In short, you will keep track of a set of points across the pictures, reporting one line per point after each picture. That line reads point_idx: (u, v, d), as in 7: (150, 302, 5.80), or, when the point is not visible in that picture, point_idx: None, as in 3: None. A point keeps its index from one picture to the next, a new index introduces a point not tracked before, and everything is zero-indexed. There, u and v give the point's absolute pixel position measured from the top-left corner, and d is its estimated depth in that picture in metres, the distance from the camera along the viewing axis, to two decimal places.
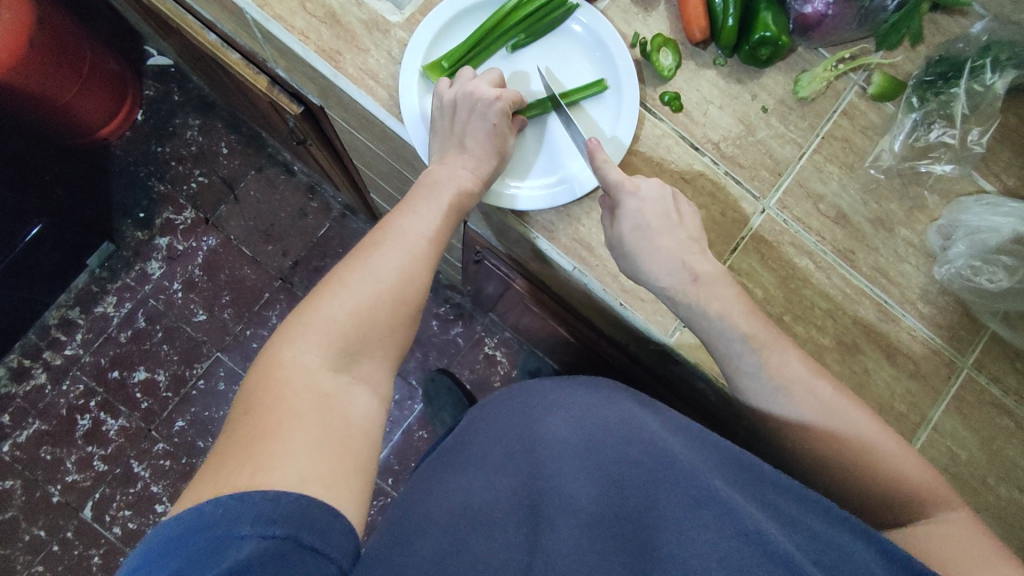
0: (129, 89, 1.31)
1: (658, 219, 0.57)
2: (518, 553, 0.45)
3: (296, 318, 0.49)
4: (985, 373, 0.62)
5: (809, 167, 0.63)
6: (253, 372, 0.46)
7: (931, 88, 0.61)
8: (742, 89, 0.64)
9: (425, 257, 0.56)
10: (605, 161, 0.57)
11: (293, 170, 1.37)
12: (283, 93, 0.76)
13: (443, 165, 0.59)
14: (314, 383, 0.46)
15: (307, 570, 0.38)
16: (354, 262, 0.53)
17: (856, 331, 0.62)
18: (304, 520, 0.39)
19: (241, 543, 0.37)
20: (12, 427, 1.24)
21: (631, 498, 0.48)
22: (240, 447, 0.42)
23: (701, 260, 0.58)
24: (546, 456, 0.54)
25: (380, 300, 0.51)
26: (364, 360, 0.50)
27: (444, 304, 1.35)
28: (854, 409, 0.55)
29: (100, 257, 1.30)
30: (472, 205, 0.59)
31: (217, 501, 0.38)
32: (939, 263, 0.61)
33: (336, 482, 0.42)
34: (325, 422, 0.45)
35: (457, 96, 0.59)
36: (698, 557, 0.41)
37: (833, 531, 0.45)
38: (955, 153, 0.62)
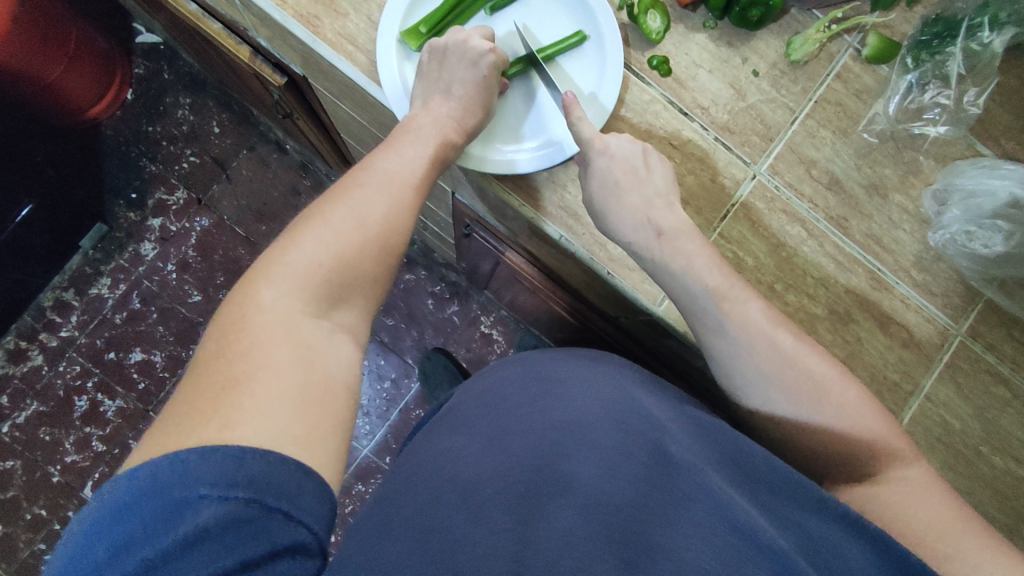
0: (117, 68, 1.29)
1: (625, 175, 0.56)
2: (507, 539, 0.43)
3: (274, 258, 0.48)
4: (980, 341, 0.61)
5: (801, 132, 0.62)
6: (226, 311, 0.46)
7: (926, 48, 0.59)
8: (733, 53, 0.62)
9: (409, 204, 0.54)
10: (580, 118, 0.57)
11: (286, 148, 1.35)
12: (266, 63, 0.75)
13: (427, 110, 0.58)
14: (292, 327, 0.46)
15: (271, 531, 0.38)
16: (337, 201, 0.52)
17: (849, 300, 0.61)
18: (268, 482, 0.39)
19: (201, 506, 0.37)
20: (10, 409, 1.25)
21: (628, 486, 0.46)
22: (209, 398, 0.41)
23: (667, 214, 0.57)
24: (545, 433, 0.51)
25: (365, 244, 0.51)
26: (345, 306, 0.49)
27: (439, 283, 1.34)
28: (815, 358, 0.54)
29: (93, 238, 1.29)
30: (454, 157, 0.58)
31: (175, 457, 0.38)
32: (934, 229, 0.60)
33: (310, 443, 0.42)
34: (304, 372, 0.44)
35: (445, 44, 0.58)
36: (692, 550, 0.42)
37: (830, 530, 0.46)
38: (950, 114, 0.60)
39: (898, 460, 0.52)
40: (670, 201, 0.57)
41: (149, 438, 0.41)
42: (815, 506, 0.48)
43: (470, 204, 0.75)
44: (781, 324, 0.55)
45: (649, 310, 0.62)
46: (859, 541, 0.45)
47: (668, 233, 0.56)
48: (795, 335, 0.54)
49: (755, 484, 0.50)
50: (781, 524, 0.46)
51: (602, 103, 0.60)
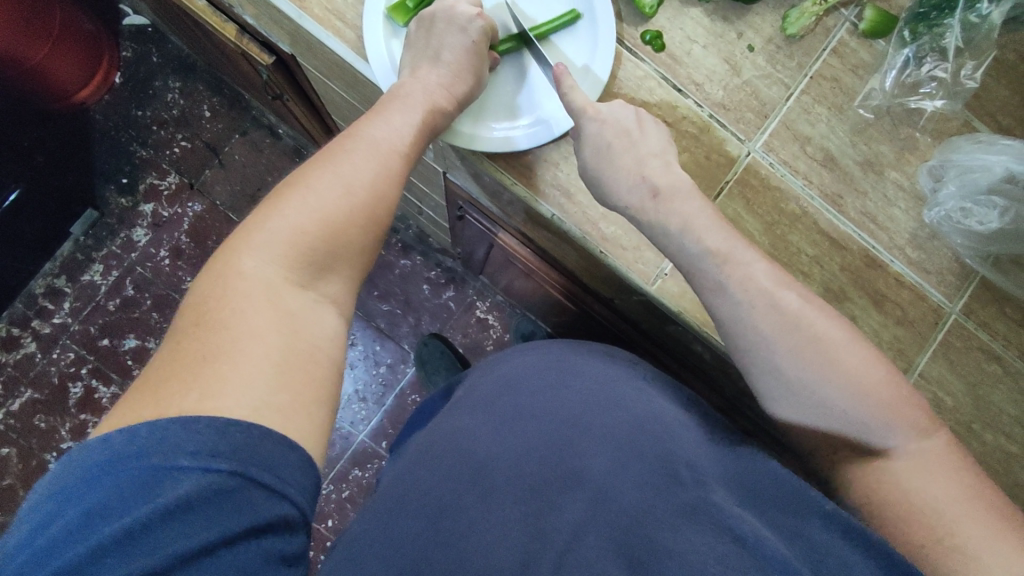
0: (104, 50, 1.27)
1: (617, 137, 0.56)
2: (511, 532, 0.44)
3: (256, 224, 0.48)
4: (973, 319, 0.61)
5: (796, 108, 0.61)
6: (207, 278, 0.46)
7: (924, 21, 0.58)
8: (727, 28, 0.61)
9: (397, 174, 0.54)
10: (571, 87, 0.57)
11: (278, 133, 1.34)
12: (253, 41, 0.73)
13: (416, 78, 0.57)
14: (276, 295, 0.46)
15: (253, 504, 0.39)
16: (322, 167, 0.51)
17: (843, 277, 0.61)
18: (253, 456, 0.39)
19: (182, 475, 0.37)
20: (4, 396, 1.24)
21: (635, 485, 0.46)
22: (189, 366, 0.41)
23: (662, 173, 0.56)
24: (553, 422, 0.52)
25: (352, 215, 0.50)
26: (331, 277, 0.49)
27: (435, 268, 1.34)
28: (823, 319, 0.52)
29: (84, 225, 1.28)
30: (443, 125, 0.58)
31: (155, 424, 0.38)
32: (929, 206, 0.60)
33: (294, 414, 0.43)
34: (288, 342, 0.44)
35: (434, 11, 0.58)
36: (694, 553, 0.41)
37: (832, 538, 0.44)
38: (947, 88, 0.60)
39: (910, 429, 0.50)
40: (666, 162, 0.57)
41: (126, 406, 0.40)
42: (821, 516, 0.45)
43: (462, 185, 0.74)
44: (786, 283, 0.53)
45: (642, 291, 0.62)
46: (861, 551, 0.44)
47: (663, 192, 0.55)
48: (801, 296, 0.52)
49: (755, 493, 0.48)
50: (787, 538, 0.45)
51: (596, 74, 0.59)
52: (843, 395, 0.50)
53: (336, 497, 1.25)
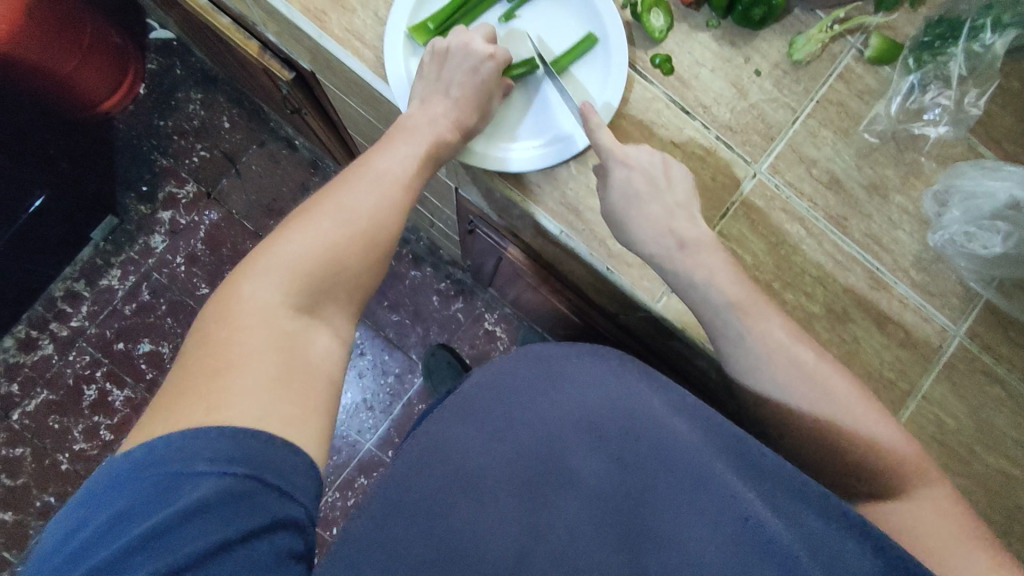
0: (131, 63, 1.31)
1: (645, 185, 0.57)
2: (515, 535, 0.47)
3: (260, 253, 0.50)
4: (978, 342, 0.62)
5: (802, 132, 0.62)
6: (210, 306, 0.47)
7: (928, 49, 0.59)
8: (735, 52, 0.63)
9: (399, 202, 0.56)
10: (599, 124, 0.58)
11: (295, 145, 1.37)
12: (274, 58, 0.76)
13: (423, 110, 0.59)
14: (273, 320, 0.47)
15: (266, 506, 0.40)
16: (326, 200, 0.53)
17: (847, 299, 0.61)
18: (262, 460, 0.41)
19: (198, 480, 0.39)
20: (21, 397, 1.27)
21: (633, 478, 0.50)
22: (197, 381, 0.43)
23: (688, 225, 0.58)
24: (556, 425, 0.53)
25: (351, 242, 0.52)
26: (329, 303, 0.51)
27: (445, 280, 1.36)
28: (836, 376, 0.55)
29: (104, 230, 1.31)
30: (448, 156, 0.59)
31: (170, 437, 0.40)
32: (934, 230, 0.61)
33: (300, 423, 0.44)
34: (288, 359, 0.46)
35: (448, 46, 0.59)
36: (700, 542, 0.45)
37: (831, 531, 0.46)
38: (951, 115, 0.60)
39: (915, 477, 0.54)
40: (692, 215, 0.58)
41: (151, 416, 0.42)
42: (821, 505, 0.48)
43: (473, 200, 0.75)
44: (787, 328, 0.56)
45: (646, 307, 0.63)
46: (856, 538, 0.46)
47: (689, 245, 0.57)
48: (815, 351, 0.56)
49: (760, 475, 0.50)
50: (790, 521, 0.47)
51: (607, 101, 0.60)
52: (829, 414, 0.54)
53: (341, 505, 1.26)
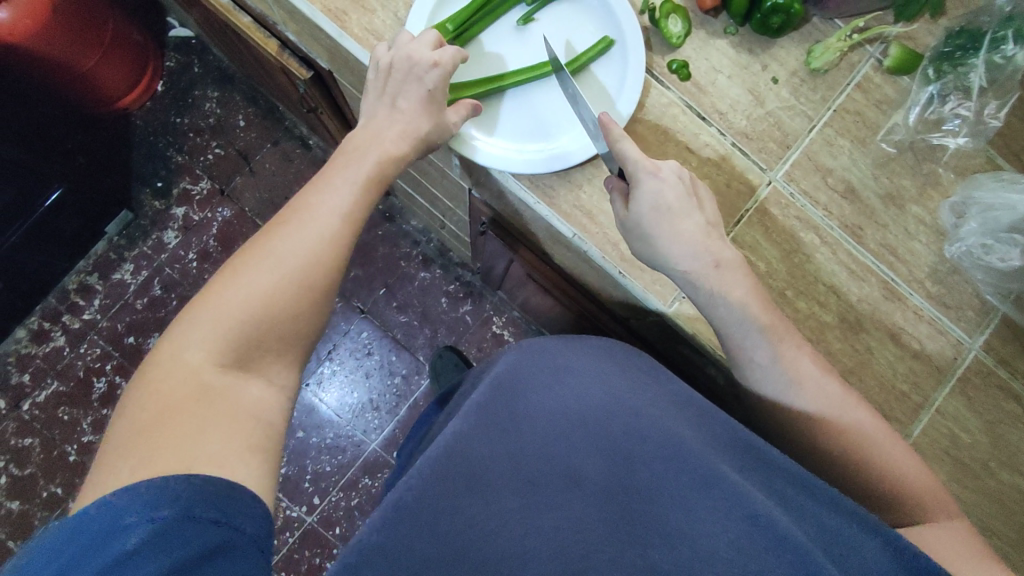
0: (150, 59, 1.32)
1: (678, 201, 0.56)
2: (516, 529, 0.45)
3: (188, 312, 0.48)
4: (993, 356, 0.61)
5: (819, 140, 0.62)
6: (142, 370, 0.46)
7: (948, 60, 0.59)
8: (753, 59, 0.63)
9: (338, 235, 0.54)
10: (621, 136, 0.55)
11: (309, 144, 1.38)
12: (293, 57, 0.76)
13: (369, 127, 0.60)
14: (199, 376, 0.45)
15: (210, 537, 0.39)
16: (254, 249, 0.51)
17: (861, 309, 0.61)
18: (196, 496, 0.40)
19: (128, 532, 0.37)
20: (32, 387, 1.28)
21: (651, 473, 0.49)
22: (120, 445, 0.41)
23: (721, 245, 0.58)
24: (562, 421, 0.52)
25: (278, 288, 0.49)
26: (263, 353, 0.49)
27: (454, 282, 1.36)
28: (860, 407, 0.56)
29: (119, 225, 1.32)
30: (393, 172, 0.60)
31: (101, 501, 0.38)
32: (951, 241, 0.60)
33: (230, 463, 0.43)
34: (207, 411, 0.44)
35: (393, 58, 0.59)
36: (710, 539, 0.44)
37: (845, 525, 0.46)
38: (970, 126, 0.60)
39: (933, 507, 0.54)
40: (719, 234, 0.58)
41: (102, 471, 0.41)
42: (830, 502, 0.48)
43: (486, 201, 0.75)
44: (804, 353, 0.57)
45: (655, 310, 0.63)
46: (875, 538, 0.45)
47: (724, 263, 0.57)
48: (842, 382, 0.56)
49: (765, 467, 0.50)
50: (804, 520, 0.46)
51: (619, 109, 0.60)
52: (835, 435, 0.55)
53: (344, 505, 1.26)
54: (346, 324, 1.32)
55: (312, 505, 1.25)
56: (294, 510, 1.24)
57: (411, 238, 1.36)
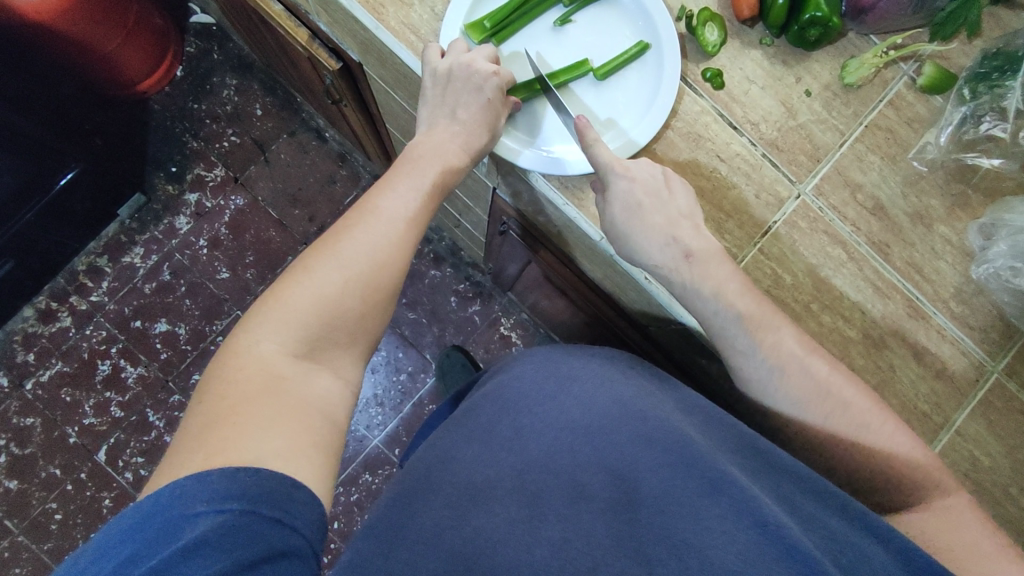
0: (171, 46, 1.32)
1: (648, 198, 0.56)
2: (520, 532, 0.45)
3: (259, 307, 0.49)
4: (1015, 380, 0.61)
5: (850, 155, 0.62)
6: (212, 363, 0.47)
7: (984, 80, 0.59)
8: (787, 71, 0.63)
9: (403, 239, 0.55)
10: (595, 140, 0.57)
11: (325, 136, 1.38)
12: (322, 47, 0.76)
13: (430, 136, 0.61)
14: (271, 367, 0.46)
15: (266, 540, 0.39)
16: (321, 249, 0.52)
17: (884, 326, 0.61)
18: (260, 493, 0.39)
19: (197, 520, 0.38)
20: (36, 366, 1.28)
21: (656, 477, 0.47)
22: (192, 435, 0.42)
23: (693, 235, 0.57)
24: (566, 432, 0.52)
25: (346, 286, 0.51)
26: (329, 347, 0.50)
27: (464, 282, 1.36)
28: (849, 386, 0.54)
29: (131, 208, 1.32)
30: (455, 181, 0.61)
31: (175, 484, 0.38)
32: (977, 262, 0.60)
33: (294, 457, 0.43)
34: (276, 403, 0.45)
35: (451, 67, 0.59)
36: (718, 548, 0.41)
37: (850, 531, 0.44)
38: (1003, 148, 0.60)
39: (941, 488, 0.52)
40: (696, 224, 0.57)
41: (167, 462, 0.41)
42: (839, 508, 0.46)
43: (510, 201, 0.75)
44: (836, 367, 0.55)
45: (680, 319, 0.63)
46: (873, 539, 0.43)
47: (696, 255, 0.56)
48: (829, 361, 0.55)
49: (778, 474, 0.48)
50: (807, 523, 0.44)
51: (631, 138, 0.60)
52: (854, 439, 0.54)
53: (344, 500, 1.25)
54: None
55: None
56: None
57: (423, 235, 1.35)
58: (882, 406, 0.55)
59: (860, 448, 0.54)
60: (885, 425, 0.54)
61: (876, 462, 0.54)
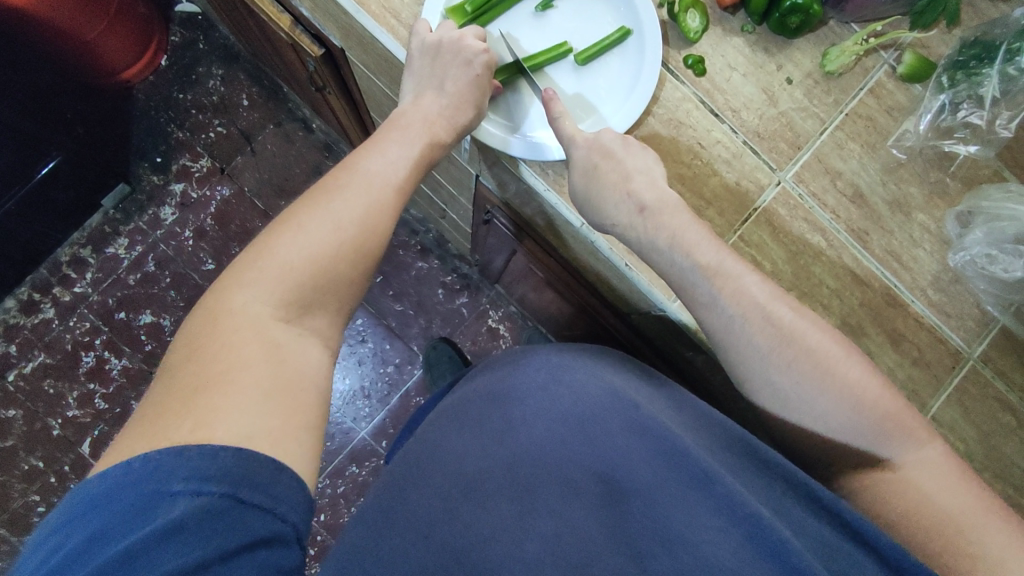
0: (155, 33, 1.31)
1: (605, 160, 0.57)
2: (510, 524, 0.43)
3: (249, 262, 0.48)
4: (990, 367, 0.61)
5: (830, 143, 0.62)
6: (197, 317, 0.46)
7: (962, 69, 0.59)
8: (769, 59, 0.63)
9: (389, 206, 0.55)
10: (562, 113, 0.58)
11: (312, 127, 1.37)
12: (305, 33, 0.75)
13: (417, 107, 0.61)
14: (265, 332, 0.46)
15: (248, 526, 0.39)
16: (313, 206, 0.52)
17: (863, 313, 0.61)
18: (242, 474, 0.39)
19: (174, 500, 0.37)
20: (18, 358, 1.26)
21: (645, 467, 0.47)
22: (176, 401, 0.41)
23: (647, 188, 0.57)
24: (558, 423, 0.51)
25: (340, 249, 0.51)
26: (317, 312, 0.49)
27: (451, 274, 1.35)
28: (814, 331, 0.53)
29: (115, 198, 1.31)
30: (441, 156, 0.61)
31: (150, 456, 0.38)
32: (954, 250, 0.60)
33: (284, 439, 0.42)
34: (275, 371, 0.44)
35: (440, 40, 0.59)
36: (710, 544, 0.41)
37: (834, 536, 0.44)
38: (981, 136, 0.61)
39: (912, 440, 0.52)
40: (652, 177, 0.57)
41: (144, 430, 0.40)
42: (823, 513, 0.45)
43: (493, 188, 0.75)
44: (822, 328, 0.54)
45: (664, 307, 0.62)
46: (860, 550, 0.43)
47: (650, 207, 0.57)
48: (794, 308, 0.54)
49: (766, 472, 0.48)
50: (793, 526, 0.44)
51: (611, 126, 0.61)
52: (833, 391, 0.52)
53: (330, 492, 1.25)
54: None
55: None
56: None
57: (410, 227, 1.35)
58: (847, 344, 0.54)
59: (833, 400, 0.52)
60: (853, 362, 0.53)
61: (848, 406, 0.52)
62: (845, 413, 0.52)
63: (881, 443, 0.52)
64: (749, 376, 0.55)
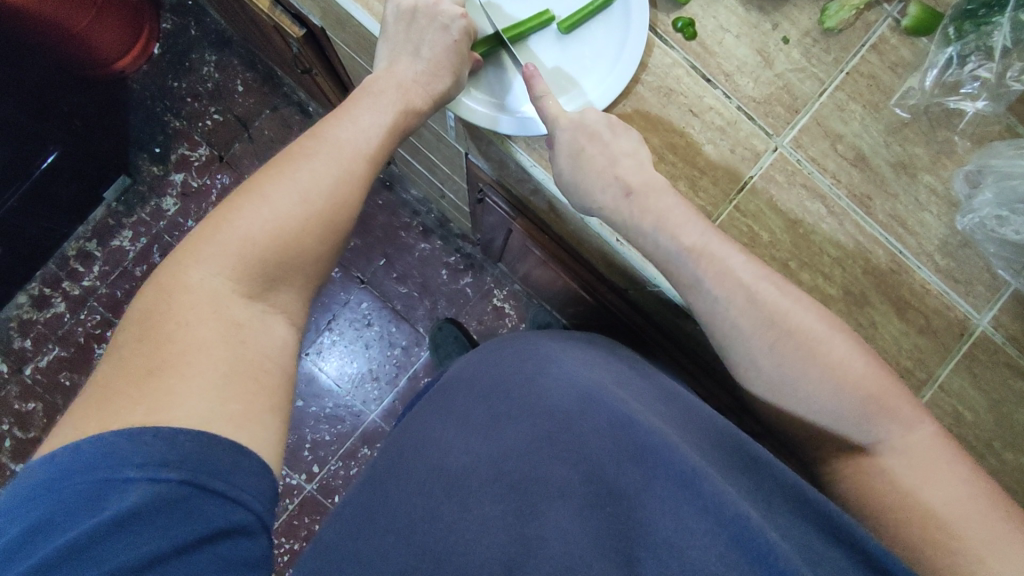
0: (145, 21, 1.29)
1: (592, 142, 0.55)
2: (496, 523, 0.43)
3: (211, 235, 0.47)
4: (1002, 332, 0.59)
5: (829, 105, 0.59)
6: (152, 292, 0.45)
7: (971, 18, 0.55)
8: (764, 18, 0.59)
9: (360, 175, 0.54)
10: (544, 91, 0.56)
11: (308, 110, 1.36)
12: (285, 13, 0.73)
13: (392, 72, 0.59)
14: (224, 311, 0.45)
15: (206, 516, 0.39)
16: (280, 174, 0.51)
17: (866, 282, 0.59)
18: (202, 464, 0.39)
19: (128, 487, 0.37)
20: (34, 352, 1.29)
21: (634, 470, 0.43)
22: (133, 383, 0.41)
23: (635, 171, 0.55)
24: (544, 420, 0.49)
25: (310, 221, 0.50)
26: (283, 289, 0.49)
27: (455, 254, 1.34)
28: (804, 311, 0.52)
29: (117, 190, 1.31)
30: (416, 124, 0.59)
31: (102, 438, 0.38)
32: (963, 212, 0.58)
33: (245, 422, 0.42)
34: (235, 354, 0.44)
35: (416, 4, 0.57)
36: (698, 549, 0.37)
37: (820, 539, 0.41)
38: (990, 89, 0.57)
39: (900, 423, 0.50)
40: (639, 160, 0.56)
41: (101, 405, 0.40)
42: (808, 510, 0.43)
43: (483, 166, 0.73)
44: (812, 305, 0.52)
45: (653, 282, 0.62)
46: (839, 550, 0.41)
47: (636, 192, 0.56)
48: (776, 286, 0.53)
49: (757, 472, 0.46)
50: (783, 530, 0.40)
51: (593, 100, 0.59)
52: (820, 366, 0.51)
53: (343, 474, 1.26)
54: (346, 294, 1.31)
55: (312, 473, 1.25)
56: (294, 478, 1.25)
57: (411, 208, 1.34)
58: (832, 324, 0.52)
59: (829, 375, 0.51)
60: (837, 340, 0.51)
61: (833, 387, 0.51)
62: (829, 396, 0.51)
63: (864, 425, 0.51)
64: (735, 350, 0.53)
